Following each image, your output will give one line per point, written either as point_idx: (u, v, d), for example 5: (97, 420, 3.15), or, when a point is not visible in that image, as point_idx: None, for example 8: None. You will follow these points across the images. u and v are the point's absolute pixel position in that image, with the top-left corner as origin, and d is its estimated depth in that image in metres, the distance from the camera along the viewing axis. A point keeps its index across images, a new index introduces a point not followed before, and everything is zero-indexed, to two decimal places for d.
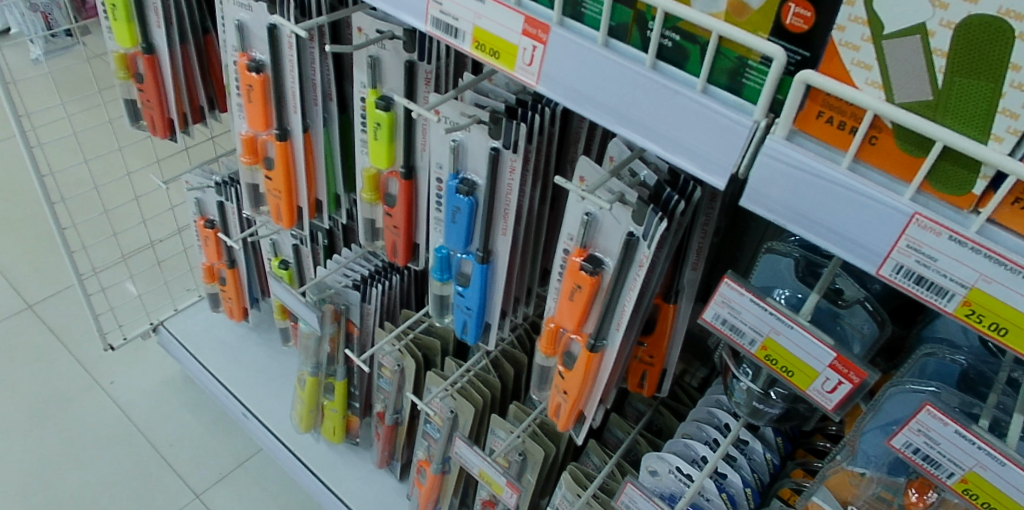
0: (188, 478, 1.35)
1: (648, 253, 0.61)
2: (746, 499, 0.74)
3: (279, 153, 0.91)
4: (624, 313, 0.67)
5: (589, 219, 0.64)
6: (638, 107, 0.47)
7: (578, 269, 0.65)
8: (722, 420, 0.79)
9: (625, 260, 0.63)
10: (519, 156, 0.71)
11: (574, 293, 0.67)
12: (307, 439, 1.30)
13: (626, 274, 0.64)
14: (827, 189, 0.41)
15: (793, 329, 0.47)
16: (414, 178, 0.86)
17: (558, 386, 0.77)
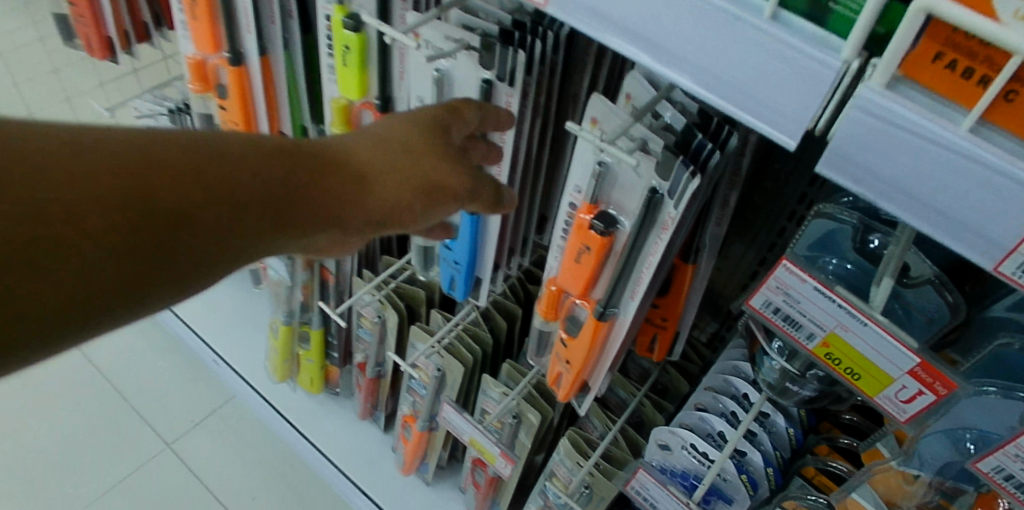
0: (159, 426, 1.29)
1: (676, 214, 0.51)
2: (767, 479, 0.67)
3: (234, 80, 0.78)
4: (641, 279, 0.57)
5: (603, 169, 0.53)
6: (681, 36, 0.34)
7: (586, 228, 0.55)
8: (739, 390, 0.71)
9: (643, 220, 0.53)
10: (517, 91, 0.59)
11: (581, 256, 0.56)
12: (285, 388, 1.23)
13: (644, 237, 0.54)
14: (938, 158, 0.30)
15: (866, 326, 0.37)
16: (393, 111, 0.73)
17: (559, 356, 0.68)
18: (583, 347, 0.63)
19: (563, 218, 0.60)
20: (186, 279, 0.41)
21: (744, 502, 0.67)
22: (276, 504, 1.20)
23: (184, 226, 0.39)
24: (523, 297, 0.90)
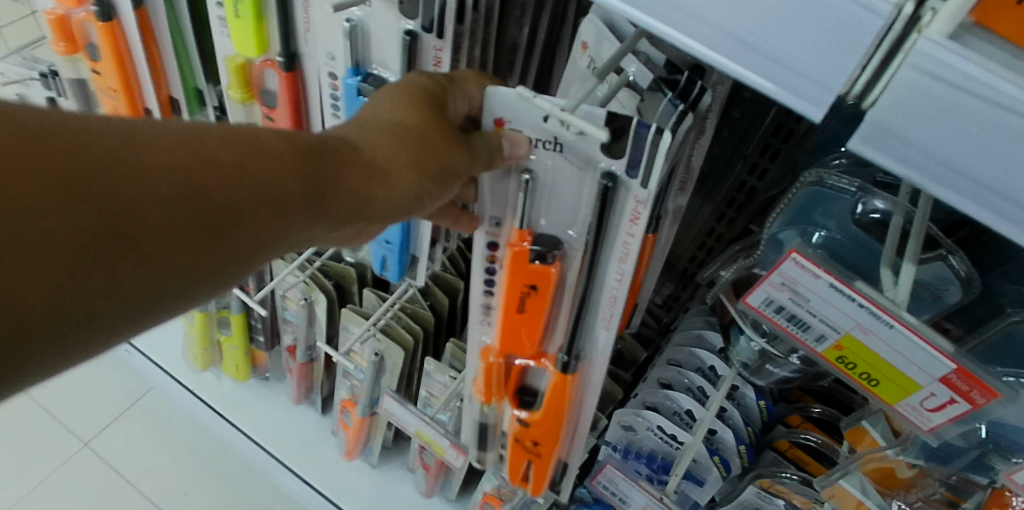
0: (72, 424, 1.16)
1: (644, 196, 0.43)
2: (739, 457, 0.62)
3: (106, 39, 0.66)
4: (614, 302, 0.51)
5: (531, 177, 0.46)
6: None
7: (519, 255, 0.47)
8: (706, 361, 0.65)
9: (599, 222, 0.45)
10: (446, 43, 0.49)
11: (525, 296, 0.49)
12: (210, 375, 1.13)
13: (609, 234, 0.47)
14: (1012, 132, 0.23)
15: (891, 330, 0.31)
16: (300, 68, 0.62)
17: (520, 449, 0.62)
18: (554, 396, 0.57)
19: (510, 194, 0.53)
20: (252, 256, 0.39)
21: (717, 482, 0.63)
22: (209, 499, 1.10)
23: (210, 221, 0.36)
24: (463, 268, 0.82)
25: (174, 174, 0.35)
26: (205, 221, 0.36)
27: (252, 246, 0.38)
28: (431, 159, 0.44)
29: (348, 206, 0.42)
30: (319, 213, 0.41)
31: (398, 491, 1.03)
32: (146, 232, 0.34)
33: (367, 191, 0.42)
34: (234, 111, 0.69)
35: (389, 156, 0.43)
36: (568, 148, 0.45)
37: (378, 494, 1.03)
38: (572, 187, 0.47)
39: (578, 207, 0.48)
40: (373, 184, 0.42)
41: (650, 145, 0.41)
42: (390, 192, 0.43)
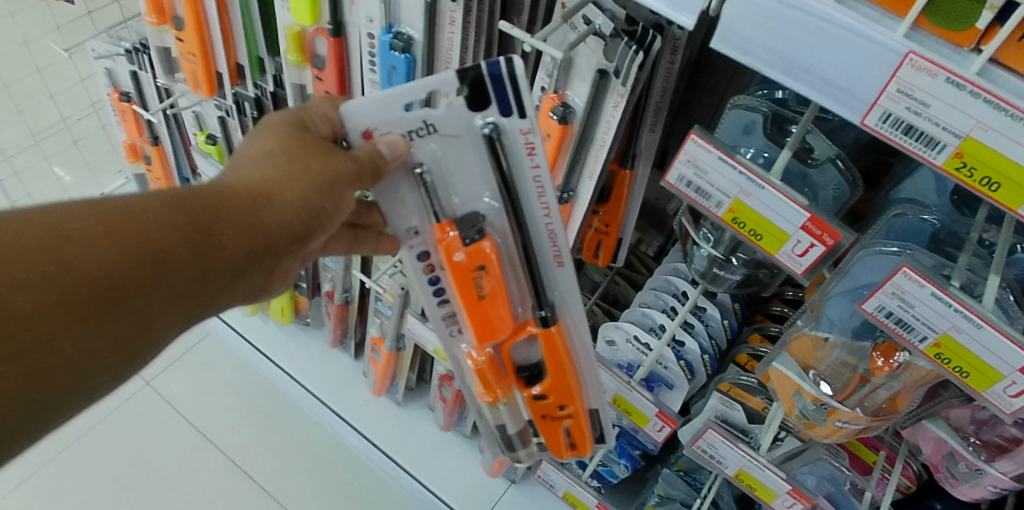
0: None
1: (527, 125, 0.48)
2: (703, 365, 0.75)
3: (190, 11, 0.81)
4: (552, 243, 0.55)
5: (423, 168, 0.51)
6: None
7: (452, 247, 0.53)
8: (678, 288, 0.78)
9: (502, 165, 0.50)
10: (459, 5, 0.62)
11: (479, 285, 0.54)
12: (258, 320, 1.27)
13: (520, 180, 0.51)
14: (809, 25, 0.35)
15: (764, 190, 0.43)
16: (345, 36, 0.76)
17: (552, 418, 0.65)
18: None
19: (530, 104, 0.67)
20: (152, 311, 0.44)
21: (683, 387, 0.75)
22: (255, 432, 1.24)
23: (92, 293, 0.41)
24: None
25: (40, 258, 0.40)
26: (86, 289, 0.41)
27: (146, 301, 0.44)
28: (311, 174, 0.49)
29: (244, 237, 0.47)
30: (209, 259, 0.46)
31: (420, 426, 1.16)
32: (29, 311, 0.39)
33: (257, 221, 0.48)
34: (289, 72, 0.83)
35: (269, 187, 0.48)
36: (440, 122, 0.50)
37: (402, 428, 1.16)
38: (467, 152, 0.51)
39: (483, 172, 0.52)
40: (261, 216, 0.48)
41: (508, 80, 0.47)
42: (278, 216, 0.48)
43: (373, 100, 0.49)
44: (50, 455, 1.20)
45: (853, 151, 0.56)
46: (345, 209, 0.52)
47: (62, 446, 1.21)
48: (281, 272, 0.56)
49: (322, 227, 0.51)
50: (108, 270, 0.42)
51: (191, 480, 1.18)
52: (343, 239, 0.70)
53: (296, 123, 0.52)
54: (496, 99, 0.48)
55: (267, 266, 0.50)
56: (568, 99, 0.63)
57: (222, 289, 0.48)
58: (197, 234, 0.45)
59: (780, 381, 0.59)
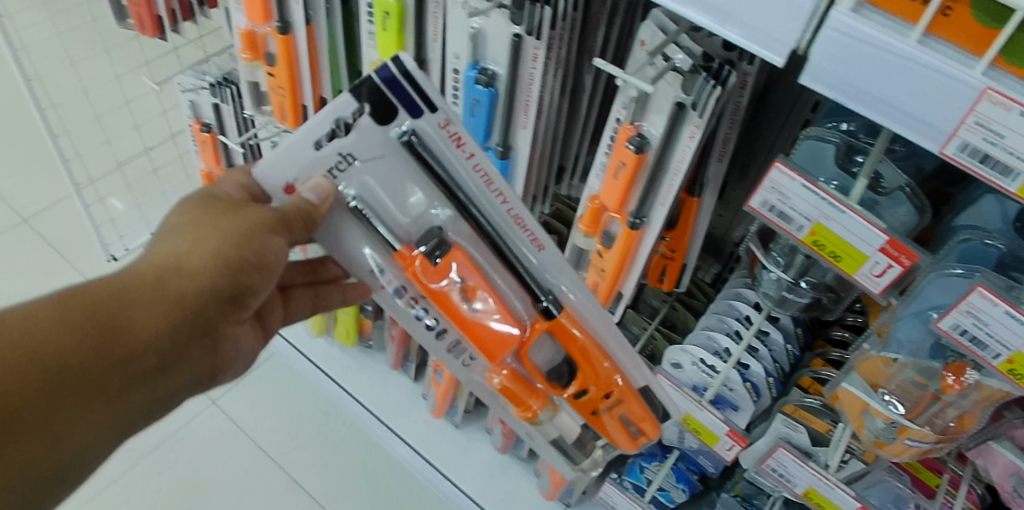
0: None
1: (442, 118, 0.53)
2: (768, 387, 0.78)
3: (282, 49, 0.87)
4: (523, 228, 0.59)
5: (355, 195, 0.56)
6: None
7: (423, 268, 0.57)
8: (742, 312, 0.81)
9: (435, 160, 0.55)
10: (542, 43, 0.67)
11: (460, 301, 0.58)
12: (322, 342, 1.31)
13: (461, 173, 0.56)
14: (893, 63, 0.39)
15: (844, 214, 0.46)
16: (427, 72, 0.83)
17: (603, 414, 0.70)
18: (624, 256, 0.77)
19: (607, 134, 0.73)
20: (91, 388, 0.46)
21: (749, 407, 0.78)
22: (314, 451, 1.28)
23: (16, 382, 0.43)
24: None
25: None
26: (13, 381, 0.43)
27: (80, 381, 0.46)
28: (224, 234, 0.52)
29: (163, 308, 0.49)
30: (134, 331, 0.48)
31: (476, 448, 1.19)
32: None
33: (170, 290, 0.49)
34: None
35: (182, 257, 0.51)
36: (356, 149, 0.54)
37: (460, 450, 1.19)
38: (395, 165, 0.55)
39: (416, 184, 0.57)
40: (170, 284, 0.50)
41: (405, 79, 0.52)
42: (195, 280, 0.50)
43: (275, 160, 0.55)
44: (120, 471, 1.23)
45: (919, 179, 0.60)
46: (280, 263, 0.55)
47: (131, 463, 1.25)
48: (231, 348, 0.58)
49: (255, 284, 0.54)
50: (30, 362, 0.44)
51: (255, 497, 1.23)
52: (305, 294, 0.76)
53: (204, 198, 0.55)
54: (402, 107, 0.52)
55: (205, 332, 0.52)
56: (644, 130, 0.69)
57: (160, 364, 0.50)
58: (114, 310, 0.47)
59: (848, 400, 0.62)
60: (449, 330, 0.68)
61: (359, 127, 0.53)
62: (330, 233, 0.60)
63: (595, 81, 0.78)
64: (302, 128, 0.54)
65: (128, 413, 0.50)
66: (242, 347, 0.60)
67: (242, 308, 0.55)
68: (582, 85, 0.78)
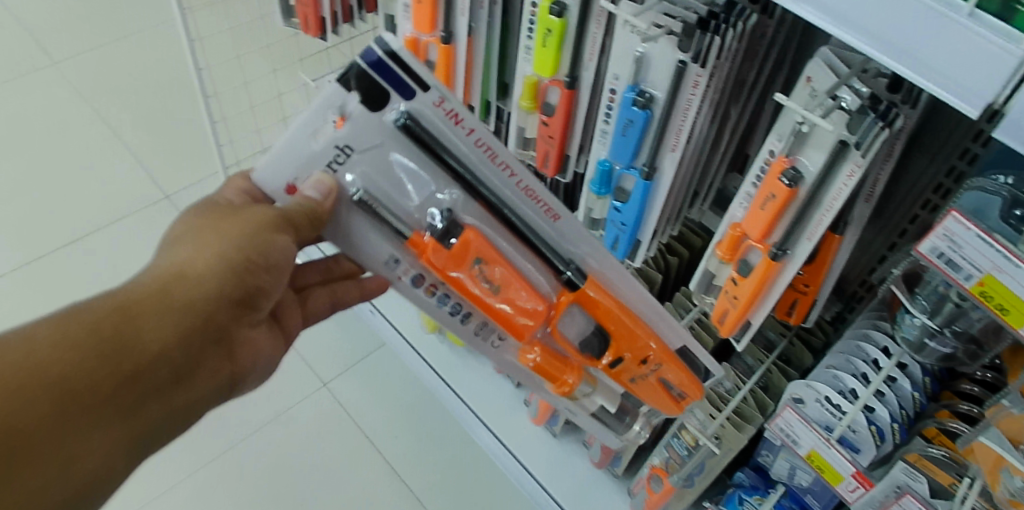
0: (317, 366, 1.44)
1: (436, 96, 0.61)
2: (892, 433, 0.79)
3: (442, 58, 0.90)
4: (534, 200, 0.68)
5: (363, 189, 0.64)
6: (904, 34, 0.49)
7: (440, 251, 0.67)
8: (869, 355, 0.84)
9: (434, 139, 0.62)
10: (706, 71, 0.76)
11: (482, 278, 0.68)
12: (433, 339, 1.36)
13: (464, 149, 0.64)
14: None
15: (1019, 267, 0.48)
16: (576, 89, 0.88)
17: (646, 377, 0.80)
18: (760, 284, 0.88)
19: (758, 165, 0.85)
20: (123, 386, 0.55)
21: (870, 451, 0.79)
22: (414, 443, 1.36)
23: (61, 389, 0.52)
24: (663, 266, 1.07)
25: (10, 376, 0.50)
26: (56, 389, 0.51)
27: (111, 379, 0.54)
28: (226, 239, 0.60)
29: (173, 317, 0.57)
30: (153, 333, 0.56)
31: (572, 461, 1.22)
32: (18, 417, 0.50)
33: (175, 298, 0.57)
34: (517, 116, 0.94)
35: (185, 267, 0.59)
36: (349, 140, 0.63)
37: (556, 460, 1.22)
38: (393, 149, 0.64)
39: (416, 166, 0.65)
40: (176, 293, 0.57)
41: (391, 61, 0.59)
42: (197, 288, 0.58)
43: (278, 161, 0.64)
44: (238, 438, 1.34)
45: None
46: (285, 264, 0.63)
47: (249, 432, 1.35)
48: (247, 355, 0.66)
49: (262, 286, 0.63)
50: (61, 373, 0.52)
51: (355, 479, 1.31)
52: (323, 292, 0.84)
53: (208, 215, 0.63)
54: (394, 90, 0.60)
55: (217, 334, 0.61)
56: (799, 164, 0.80)
57: (175, 369, 0.58)
58: (133, 320, 0.55)
59: (982, 454, 0.62)
60: (472, 315, 0.77)
61: (353, 118, 0.62)
62: (338, 231, 0.68)
63: (740, 112, 0.89)
64: (297, 127, 0.63)
65: (152, 418, 0.58)
66: (262, 350, 0.69)
67: (249, 311, 0.64)
68: (729, 115, 0.89)
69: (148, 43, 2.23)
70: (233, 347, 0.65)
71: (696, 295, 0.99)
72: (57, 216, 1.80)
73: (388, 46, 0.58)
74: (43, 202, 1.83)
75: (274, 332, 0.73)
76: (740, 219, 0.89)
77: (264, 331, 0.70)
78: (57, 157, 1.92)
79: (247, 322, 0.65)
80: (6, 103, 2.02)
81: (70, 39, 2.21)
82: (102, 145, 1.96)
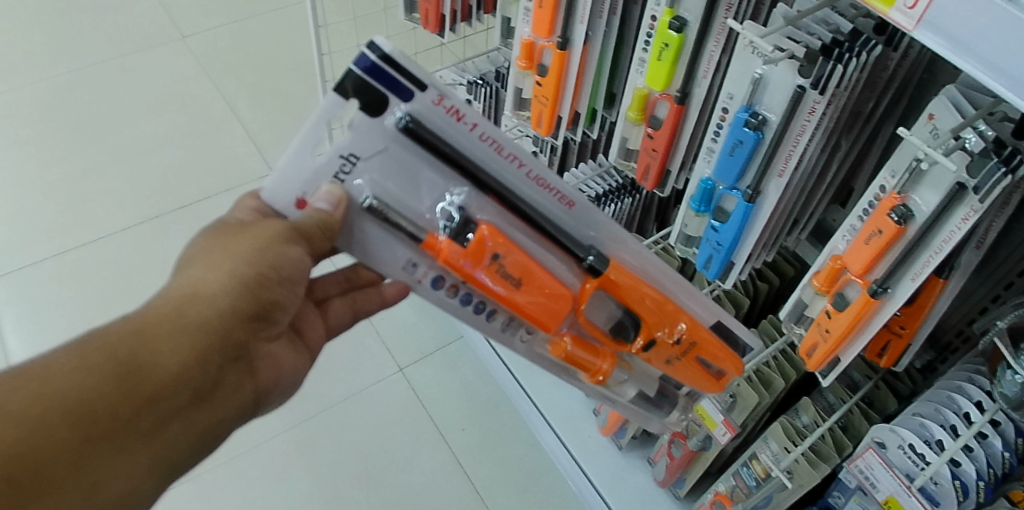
0: (395, 351, 1.49)
1: (434, 94, 0.60)
2: (977, 490, 0.77)
3: (556, 63, 0.92)
4: (546, 188, 0.67)
5: (373, 198, 0.62)
6: None
7: (457, 250, 0.64)
8: (960, 407, 0.82)
9: (438, 136, 0.61)
10: (824, 98, 0.75)
11: (501, 274, 0.65)
12: None
13: (470, 144, 0.63)
14: None
15: None
16: (687, 105, 0.89)
17: (681, 357, 0.80)
18: (855, 320, 0.86)
19: (866, 200, 0.83)
20: (145, 404, 0.58)
21: (951, 506, 0.78)
22: (478, 438, 1.39)
23: (88, 413, 0.55)
24: (753, 291, 1.06)
25: (39, 402, 0.54)
26: (81, 413, 0.55)
27: (133, 399, 0.57)
28: (238, 256, 0.61)
29: (189, 337, 0.59)
30: (171, 351, 0.58)
31: (635, 477, 1.22)
32: (49, 439, 0.54)
33: (190, 318, 0.59)
34: (623, 126, 0.95)
35: (198, 286, 0.60)
36: (355, 149, 0.62)
37: (619, 473, 1.23)
38: (398, 153, 0.63)
39: (422, 167, 0.64)
40: (190, 313, 0.59)
41: (386, 63, 0.58)
42: (211, 305, 0.60)
43: (284, 177, 0.62)
44: (316, 410, 1.41)
45: None
46: (300, 276, 0.64)
47: (323, 407, 1.41)
48: (265, 367, 0.69)
49: (276, 299, 0.64)
50: (85, 396, 0.55)
51: (419, 467, 1.35)
52: (343, 305, 0.86)
53: (218, 233, 0.64)
54: (392, 95, 0.59)
55: (235, 350, 0.63)
56: (910, 203, 0.78)
57: (196, 388, 0.61)
58: (148, 341, 0.58)
59: None
60: (498, 313, 0.74)
61: (354, 125, 0.61)
62: (352, 241, 0.66)
63: (852, 143, 0.87)
64: (297, 144, 0.61)
65: (178, 437, 0.61)
66: (282, 362, 0.72)
67: (265, 324, 0.66)
68: (840, 145, 0.87)
69: (270, 25, 2.35)
70: (250, 360, 0.67)
71: (786, 326, 0.98)
72: (174, 181, 1.92)
73: (379, 49, 0.57)
74: (160, 166, 1.95)
75: (296, 343, 0.75)
76: (842, 252, 0.87)
77: (282, 343, 0.72)
78: (177, 125, 2.04)
79: (264, 335, 0.68)
80: (138, 71, 2.16)
81: (200, 16, 2.35)
82: (218, 117, 2.07)
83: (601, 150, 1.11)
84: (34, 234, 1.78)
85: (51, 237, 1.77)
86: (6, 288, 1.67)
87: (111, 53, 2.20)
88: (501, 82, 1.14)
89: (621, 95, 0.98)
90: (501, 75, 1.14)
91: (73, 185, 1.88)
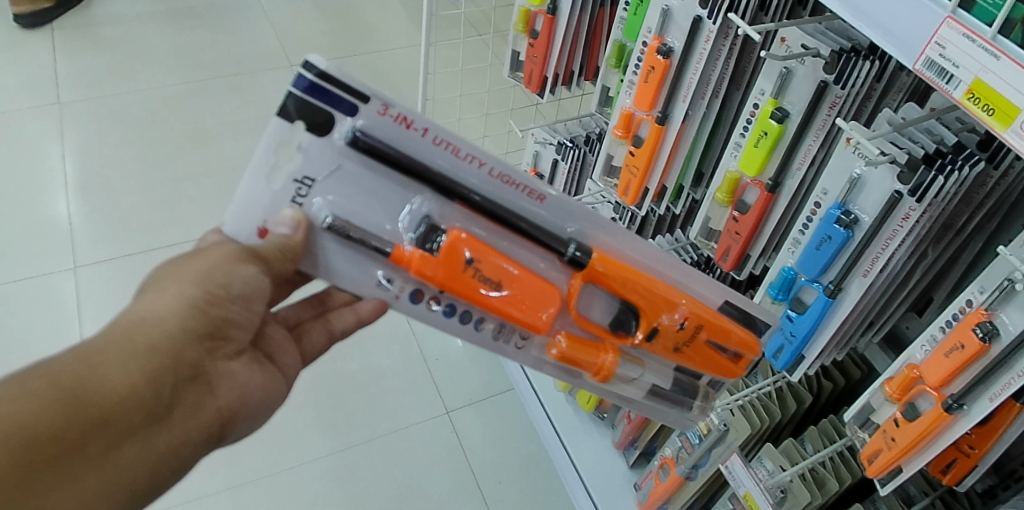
0: (446, 394, 1.58)
1: (380, 107, 0.63)
2: None
3: (653, 136, 0.95)
4: (513, 185, 0.69)
5: (329, 222, 0.65)
6: None
7: (428, 257, 0.66)
8: None
9: (390, 145, 0.64)
10: (920, 206, 0.75)
11: (480, 278, 0.67)
12: (563, 399, 1.47)
13: (425, 151, 0.66)
14: None
15: None
16: (777, 193, 0.90)
17: (690, 342, 0.79)
18: (923, 433, 0.83)
19: (950, 312, 0.81)
20: (90, 428, 0.56)
21: None
22: (516, 494, 1.45)
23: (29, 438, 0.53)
24: (816, 389, 1.05)
25: None
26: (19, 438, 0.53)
27: (75, 423, 0.55)
28: (188, 280, 0.63)
29: (139, 358, 0.59)
30: (116, 372, 0.58)
31: None
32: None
33: (139, 341, 0.59)
34: (712, 206, 0.98)
35: (146, 313, 0.61)
36: (308, 176, 0.65)
37: None
38: (352, 169, 0.66)
39: (383, 183, 0.67)
40: (138, 336, 0.60)
41: (319, 82, 0.61)
42: (158, 326, 0.61)
43: (239, 209, 0.66)
44: (359, 440, 1.49)
45: None
46: (254, 294, 0.65)
47: (367, 436, 1.50)
48: (228, 389, 0.68)
49: (229, 316, 0.65)
50: (25, 420, 0.53)
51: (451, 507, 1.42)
52: (316, 326, 0.84)
53: (164, 269, 0.66)
54: (334, 116, 0.63)
55: (191, 370, 0.63)
56: (997, 320, 0.76)
57: (150, 409, 0.60)
58: (89, 363, 0.58)
59: None
60: (485, 321, 0.73)
61: (303, 148, 0.64)
62: (318, 266, 0.68)
63: (939, 255, 0.86)
64: (250, 176, 0.65)
65: (138, 462, 0.60)
66: (247, 385, 0.70)
67: (219, 343, 0.66)
68: (926, 254, 0.86)
69: (374, 64, 2.47)
70: (210, 381, 0.66)
71: (850, 428, 0.97)
72: None
73: (315, 68, 0.61)
74: None
75: (262, 367, 0.73)
76: (919, 363, 0.85)
77: (245, 364, 0.70)
78: None
79: (221, 356, 0.67)
80: (244, 92, 2.28)
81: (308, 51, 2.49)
82: None
83: (680, 226, 1.14)
84: (124, 229, 1.85)
85: (137, 234, 1.85)
86: (84, 278, 1.73)
87: (223, 72, 2.34)
88: (589, 147, 1.19)
89: (708, 175, 1.01)
90: (590, 140, 1.20)
91: (165, 189, 1.96)
